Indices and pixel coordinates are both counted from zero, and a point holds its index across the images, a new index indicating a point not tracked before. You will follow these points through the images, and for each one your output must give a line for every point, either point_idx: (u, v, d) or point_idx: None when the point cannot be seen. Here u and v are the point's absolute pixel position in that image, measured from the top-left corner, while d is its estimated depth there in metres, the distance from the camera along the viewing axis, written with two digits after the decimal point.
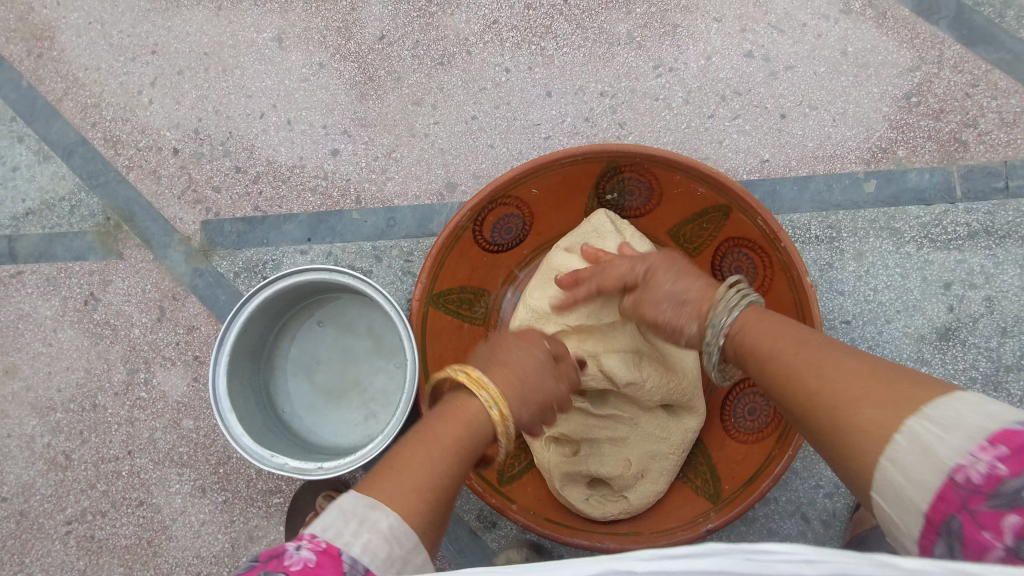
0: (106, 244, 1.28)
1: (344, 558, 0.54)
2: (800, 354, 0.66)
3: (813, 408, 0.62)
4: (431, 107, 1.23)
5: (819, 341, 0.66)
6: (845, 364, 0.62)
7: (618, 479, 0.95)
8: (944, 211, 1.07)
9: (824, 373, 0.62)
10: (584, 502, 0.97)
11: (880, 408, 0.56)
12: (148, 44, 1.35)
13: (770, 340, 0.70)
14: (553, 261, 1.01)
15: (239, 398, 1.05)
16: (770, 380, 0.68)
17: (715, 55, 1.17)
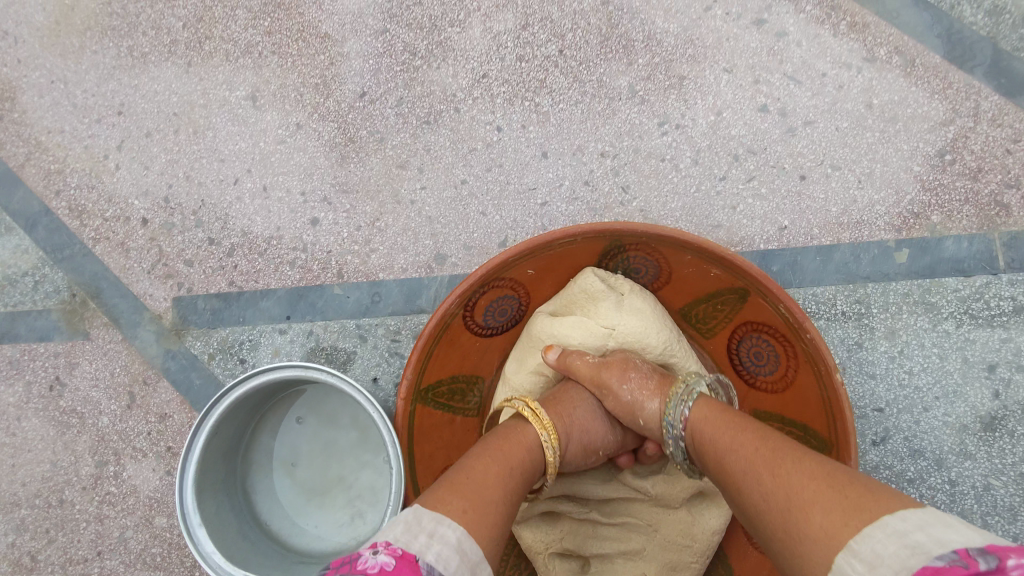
0: (72, 323, 1.19)
1: (421, 565, 0.51)
2: (752, 448, 0.63)
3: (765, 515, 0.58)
4: (417, 171, 1.14)
5: (765, 443, 0.63)
6: (791, 471, 0.58)
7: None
8: (986, 284, 0.97)
9: (768, 484, 0.58)
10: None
11: (828, 515, 0.52)
12: (114, 104, 1.23)
13: (726, 439, 0.67)
14: (535, 327, 0.94)
15: (210, 508, 0.95)
16: (724, 477, 0.66)
17: (726, 110, 1.07)
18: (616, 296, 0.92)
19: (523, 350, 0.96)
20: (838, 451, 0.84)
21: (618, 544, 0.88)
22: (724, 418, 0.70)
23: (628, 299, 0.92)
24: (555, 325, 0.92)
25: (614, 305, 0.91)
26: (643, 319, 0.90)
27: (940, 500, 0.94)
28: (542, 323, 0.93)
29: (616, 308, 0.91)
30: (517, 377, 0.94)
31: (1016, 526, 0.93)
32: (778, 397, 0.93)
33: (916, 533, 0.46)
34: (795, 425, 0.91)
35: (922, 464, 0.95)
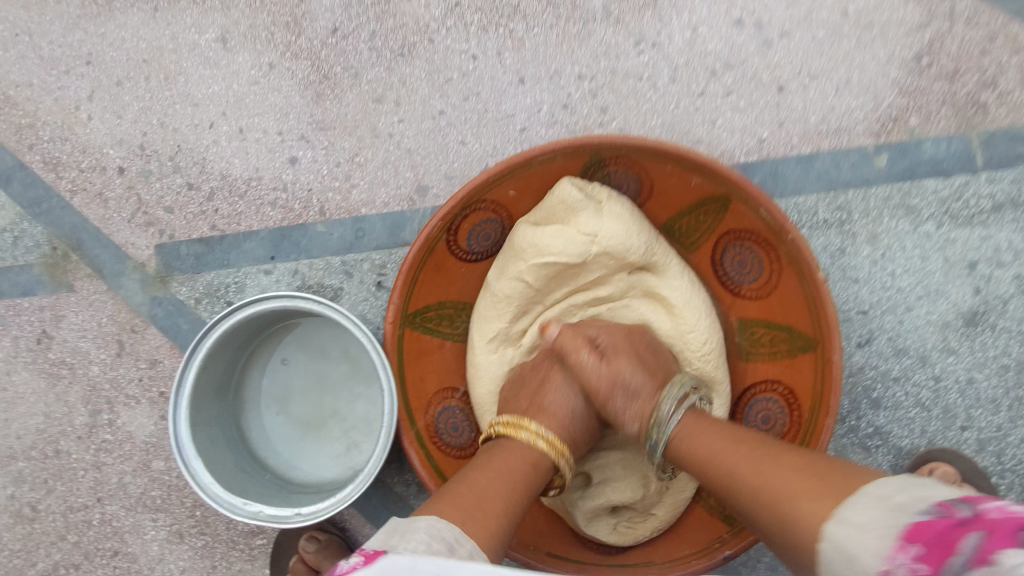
0: (55, 276, 1.18)
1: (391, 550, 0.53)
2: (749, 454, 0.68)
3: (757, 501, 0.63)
4: (394, 104, 1.13)
5: (760, 459, 0.67)
6: (784, 473, 0.62)
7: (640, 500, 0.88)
8: (965, 183, 0.97)
9: (759, 484, 0.64)
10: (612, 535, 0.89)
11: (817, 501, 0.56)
12: (81, 54, 1.21)
13: (722, 453, 0.71)
14: (518, 238, 0.93)
15: (205, 441, 0.95)
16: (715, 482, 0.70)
17: (702, 26, 1.06)
18: (594, 204, 0.92)
19: (501, 261, 0.96)
20: (823, 346, 0.85)
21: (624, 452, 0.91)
22: (704, 427, 0.76)
23: (607, 205, 0.92)
24: (536, 236, 0.91)
25: (593, 213, 0.91)
26: (622, 223, 0.91)
27: (925, 396, 0.95)
28: (522, 232, 0.93)
29: (596, 217, 0.91)
30: (498, 284, 0.94)
31: (1000, 418, 0.95)
32: (762, 304, 0.94)
33: (897, 495, 0.50)
34: (780, 329, 0.92)
35: (907, 362, 0.96)
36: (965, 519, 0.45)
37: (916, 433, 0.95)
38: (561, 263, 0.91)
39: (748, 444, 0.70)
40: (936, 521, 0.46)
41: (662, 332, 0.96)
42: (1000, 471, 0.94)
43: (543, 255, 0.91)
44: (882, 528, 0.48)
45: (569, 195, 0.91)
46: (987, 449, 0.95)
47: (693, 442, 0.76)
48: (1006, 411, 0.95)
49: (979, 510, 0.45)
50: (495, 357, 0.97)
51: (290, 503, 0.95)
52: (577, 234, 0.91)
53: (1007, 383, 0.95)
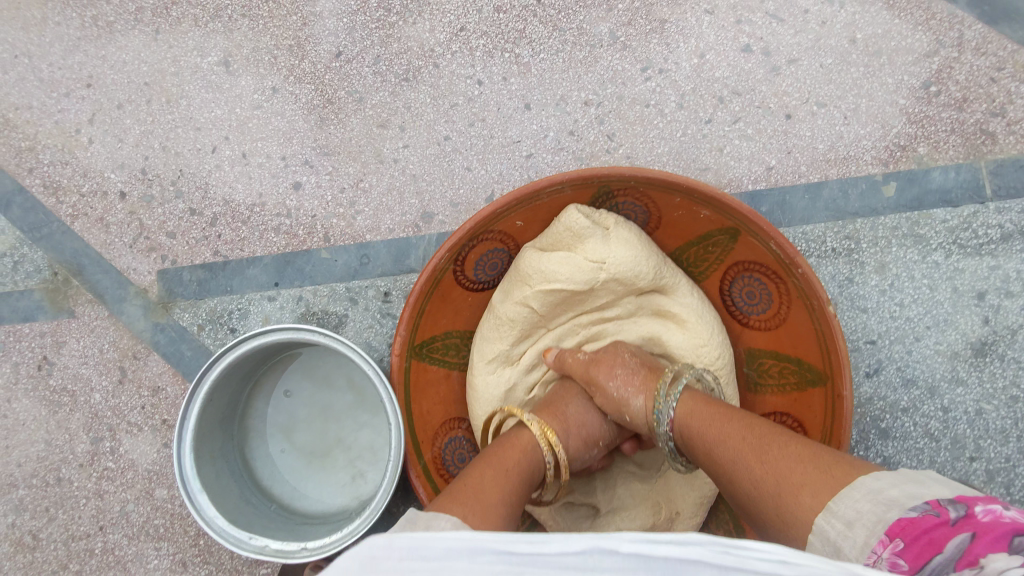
0: (55, 302, 1.17)
1: None
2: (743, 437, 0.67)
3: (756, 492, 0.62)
4: (399, 129, 1.12)
5: (752, 437, 0.67)
6: (782, 463, 0.62)
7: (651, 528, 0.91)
8: (974, 212, 0.97)
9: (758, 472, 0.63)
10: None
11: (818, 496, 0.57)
12: (82, 77, 1.20)
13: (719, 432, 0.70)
14: (523, 264, 0.92)
15: (210, 474, 0.95)
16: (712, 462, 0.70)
17: (709, 52, 1.05)
18: (601, 231, 0.91)
19: (506, 284, 0.95)
20: (833, 381, 0.84)
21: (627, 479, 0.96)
22: (713, 415, 0.73)
23: (614, 231, 0.91)
24: (541, 263, 0.90)
25: (601, 240, 0.90)
26: (630, 249, 0.90)
27: (934, 427, 0.95)
28: (528, 258, 0.92)
29: (603, 243, 0.91)
30: (503, 308, 0.93)
31: (1009, 449, 0.94)
32: (771, 335, 0.93)
33: (892, 489, 0.52)
34: (789, 362, 0.91)
35: (915, 393, 0.96)
36: (952, 521, 0.48)
37: (925, 464, 0.95)
38: (568, 289, 0.91)
39: (748, 426, 0.68)
40: (920, 520, 0.49)
41: (672, 344, 0.94)
42: (1009, 503, 0.94)
43: (549, 282, 0.91)
44: (870, 521, 0.51)
45: (576, 223, 0.90)
46: (996, 480, 0.94)
47: (694, 424, 0.74)
48: (1014, 441, 0.94)
49: (969, 511, 0.48)
50: (494, 378, 0.94)
51: (296, 536, 0.95)
52: (584, 261, 0.90)
53: (1015, 413, 0.95)
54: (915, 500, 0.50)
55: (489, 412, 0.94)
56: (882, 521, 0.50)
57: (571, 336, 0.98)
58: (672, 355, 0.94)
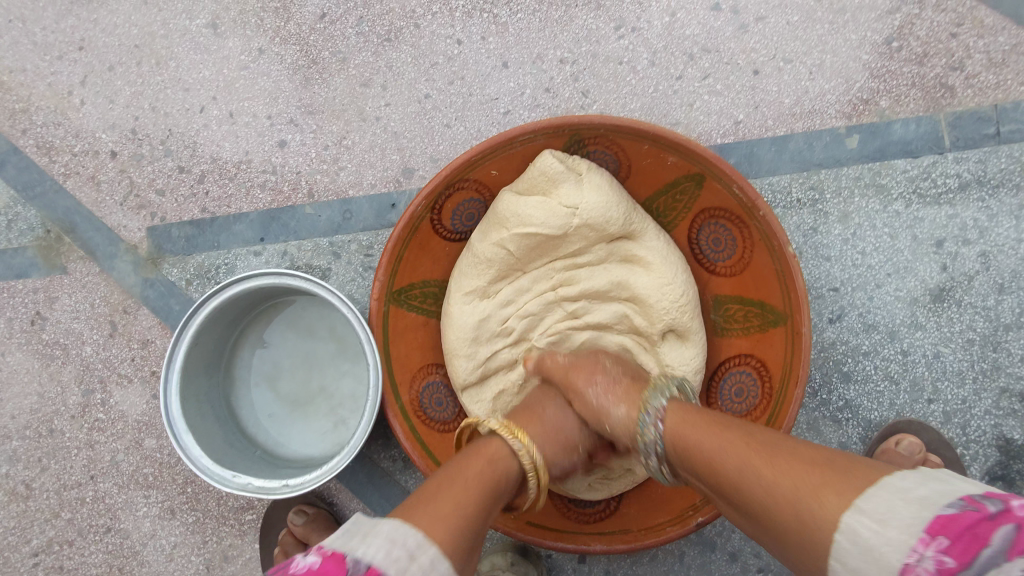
0: (49, 258, 1.21)
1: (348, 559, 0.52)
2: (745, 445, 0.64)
3: (770, 505, 0.59)
4: (380, 88, 1.15)
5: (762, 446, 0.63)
6: (792, 465, 0.59)
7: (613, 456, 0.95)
8: (933, 163, 1.01)
9: (768, 479, 0.60)
10: (587, 492, 0.92)
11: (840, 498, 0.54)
12: (74, 40, 1.23)
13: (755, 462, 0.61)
14: (501, 205, 0.96)
15: (196, 417, 0.98)
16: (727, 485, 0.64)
17: (680, 11, 1.09)
18: (574, 176, 0.95)
19: (484, 226, 0.98)
20: (793, 320, 0.88)
21: None
22: (708, 420, 0.71)
23: (587, 176, 0.95)
24: (517, 206, 0.94)
25: (574, 186, 0.94)
26: (602, 194, 0.94)
27: (893, 369, 0.99)
28: (506, 201, 0.96)
29: (576, 189, 0.94)
30: (481, 246, 0.97)
31: (964, 390, 0.98)
32: (736, 281, 0.97)
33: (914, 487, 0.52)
34: (753, 305, 0.95)
35: (876, 337, 0.99)
36: (993, 515, 0.48)
37: (885, 406, 0.99)
38: (542, 233, 0.94)
39: (749, 440, 0.65)
40: (962, 515, 0.48)
41: (639, 286, 0.97)
42: (964, 442, 0.98)
43: (525, 225, 0.94)
44: (906, 521, 0.50)
45: (550, 166, 0.94)
46: (953, 421, 0.98)
47: (687, 436, 0.70)
48: (970, 383, 0.98)
49: (1006, 507, 0.48)
50: (469, 308, 0.99)
51: (278, 476, 0.98)
52: (558, 205, 0.94)
53: (972, 356, 0.98)
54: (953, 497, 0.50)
55: (460, 339, 0.98)
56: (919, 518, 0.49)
57: (544, 280, 1.00)
58: (640, 297, 0.97)
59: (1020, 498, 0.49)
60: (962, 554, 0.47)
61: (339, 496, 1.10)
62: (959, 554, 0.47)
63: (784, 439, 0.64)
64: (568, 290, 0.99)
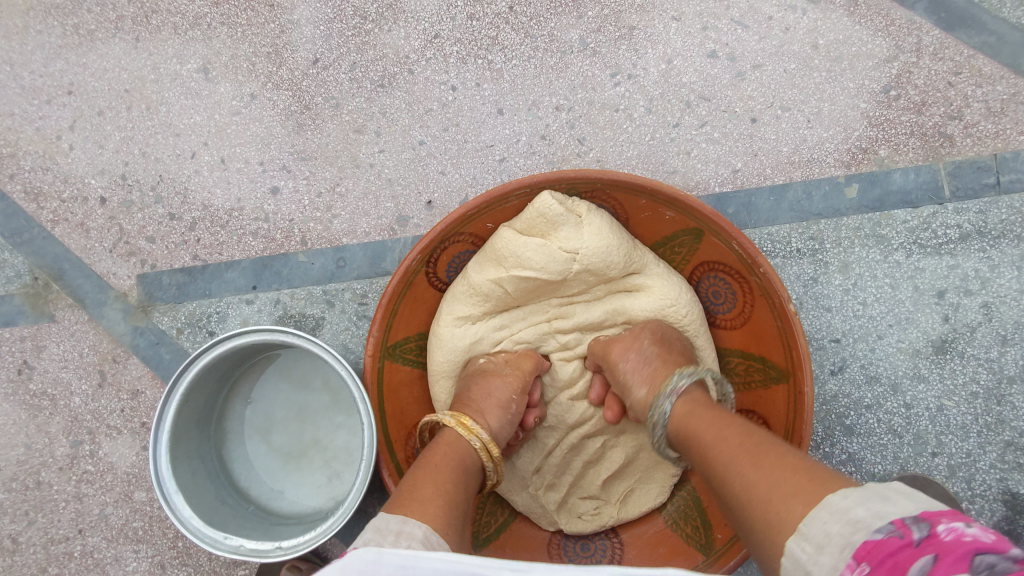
0: (36, 306, 1.18)
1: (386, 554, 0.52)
2: (741, 445, 0.68)
3: (744, 502, 0.63)
4: (374, 135, 1.14)
5: (754, 447, 0.67)
6: (771, 472, 0.62)
7: (608, 503, 0.96)
8: (933, 212, 1.00)
9: (749, 478, 0.64)
10: (578, 524, 0.95)
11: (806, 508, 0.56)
12: (64, 84, 1.22)
13: (742, 460, 0.66)
14: (499, 242, 0.91)
15: (186, 476, 0.96)
16: (710, 469, 0.70)
17: (676, 58, 1.08)
18: (574, 218, 0.91)
19: (480, 259, 0.94)
20: (795, 376, 0.86)
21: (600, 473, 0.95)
22: (715, 417, 0.75)
23: (586, 219, 0.91)
24: (513, 245, 0.90)
25: (573, 228, 0.91)
26: (603, 238, 0.90)
27: (898, 423, 0.97)
28: (504, 238, 0.91)
29: (575, 231, 0.91)
30: (477, 284, 0.94)
31: (970, 444, 0.96)
32: (738, 333, 0.96)
33: (859, 509, 0.52)
34: (755, 358, 0.94)
35: (878, 390, 0.98)
36: (917, 542, 0.46)
37: (889, 459, 0.97)
38: (541, 277, 0.92)
39: (746, 437, 0.69)
40: (886, 543, 0.48)
41: (636, 310, 0.95)
42: (970, 497, 0.96)
43: (524, 268, 0.91)
44: (837, 544, 0.51)
45: (548, 209, 0.89)
46: (958, 476, 0.96)
47: (700, 429, 0.75)
48: (975, 437, 0.97)
49: (932, 531, 0.46)
50: (460, 331, 0.96)
51: (271, 536, 0.96)
52: (558, 249, 0.91)
53: (976, 409, 0.97)
54: (880, 522, 0.50)
55: (450, 360, 0.96)
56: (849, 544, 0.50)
57: (539, 313, 0.98)
58: (639, 324, 0.95)
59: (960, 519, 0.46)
60: None
61: (334, 550, 1.08)
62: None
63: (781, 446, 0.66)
64: (562, 323, 0.97)
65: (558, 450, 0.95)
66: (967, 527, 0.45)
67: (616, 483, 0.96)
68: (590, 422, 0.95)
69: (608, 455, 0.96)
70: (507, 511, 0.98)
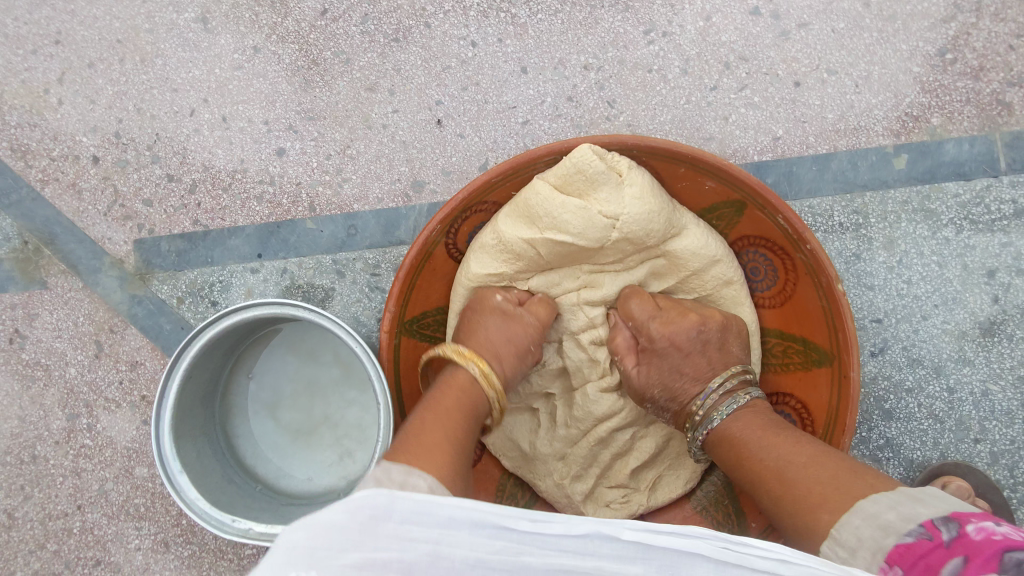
0: (26, 271, 1.11)
1: None
2: (786, 447, 0.67)
3: (785, 504, 0.62)
4: (388, 93, 1.06)
5: (799, 451, 0.66)
6: (815, 475, 0.61)
7: (637, 491, 0.91)
8: (987, 187, 0.94)
9: (792, 478, 0.63)
10: (606, 513, 0.90)
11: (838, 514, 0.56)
12: (50, 33, 1.13)
13: (784, 455, 0.66)
14: (533, 201, 0.83)
15: (190, 454, 0.90)
16: (745, 470, 0.69)
17: (715, 15, 1.00)
18: (615, 176, 0.82)
19: (513, 217, 0.85)
20: (840, 360, 0.81)
21: (629, 462, 0.89)
22: (759, 416, 0.74)
23: (628, 179, 0.82)
24: (549, 207, 0.82)
25: (613, 190, 0.82)
26: (646, 203, 0.82)
27: (939, 408, 0.93)
28: (541, 196, 0.82)
29: (615, 193, 0.82)
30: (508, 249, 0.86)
31: (1014, 431, 0.92)
32: (777, 313, 0.90)
33: (889, 514, 0.51)
34: (794, 341, 0.88)
35: (921, 373, 0.93)
36: (946, 543, 0.46)
37: (929, 446, 0.93)
38: (577, 244, 0.83)
39: (788, 438, 0.68)
40: (918, 545, 0.48)
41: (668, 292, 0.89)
42: (1013, 485, 0.92)
43: (561, 232, 0.83)
44: (869, 548, 0.51)
45: (588, 164, 0.81)
46: (1000, 463, 0.92)
47: (743, 428, 0.72)
48: (1021, 424, 0.92)
49: (958, 531, 0.46)
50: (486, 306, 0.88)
51: (281, 518, 0.91)
52: (598, 215, 0.82)
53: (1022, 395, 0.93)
54: (911, 524, 0.49)
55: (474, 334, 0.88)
56: (880, 547, 0.50)
57: (570, 279, 0.89)
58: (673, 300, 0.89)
59: (990, 520, 0.46)
60: None
61: None
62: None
63: (823, 450, 0.65)
64: (592, 295, 0.88)
65: (584, 441, 0.88)
66: (997, 527, 0.44)
67: (645, 471, 0.91)
68: (620, 414, 0.87)
69: (637, 443, 0.90)
70: (528, 494, 0.94)
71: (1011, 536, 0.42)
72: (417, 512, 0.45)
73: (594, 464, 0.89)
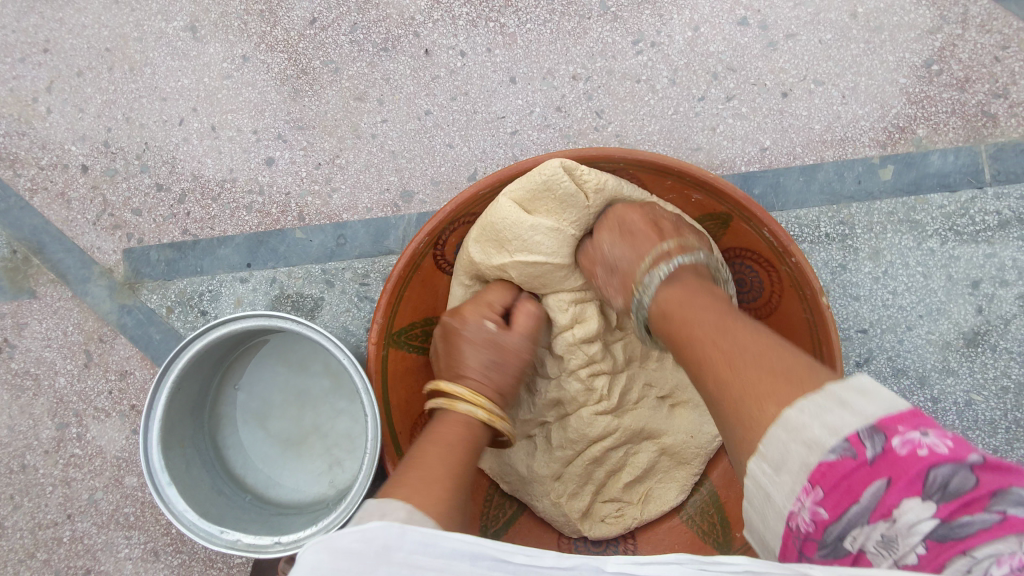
0: (15, 281, 1.11)
1: None
2: (731, 340, 0.57)
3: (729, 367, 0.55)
4: (377, 103, 1.06)
5: (750, 343, 0.56)
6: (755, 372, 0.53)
7: (631, 506, 0.92)
8: (972, 198, 0.94)
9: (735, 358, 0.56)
10: (601, 527, 0.90)
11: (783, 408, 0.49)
12: (38, 41, 1.12)
13: (719, 346, 0.58)
14: (504, 223, 0.83)
15: (179, 465, 0.91)
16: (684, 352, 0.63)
17: (703, 25, 1.01)
18: (582, 199, 0.84)
19: (480, 242, 0.86)
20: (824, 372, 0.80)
21: (623, 477, 0.91)
22: (709, 305, 0.64)
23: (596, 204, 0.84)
24: (519, 230, 0.83)
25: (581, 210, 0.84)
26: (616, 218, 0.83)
27: None
28: (509, 218, 0.83)
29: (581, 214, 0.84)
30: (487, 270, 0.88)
31: (997, 441, 0.93)
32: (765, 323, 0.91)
33: (812, 424, 0.46)
34: None
35: (905, 383, 0.94)
36: (871, 463, 0.44)
37: None
38: (550, 263, 0.85)
39: (743, 331, 0.58)
40: (839, 464, 0.45)
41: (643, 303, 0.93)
42: None
43: (531, 252, 0.84)
44: (794, 464, 0.47)
45: (558, 183, 0.81)
46: None
47: (689, 312, 0.64)
48: (1003, 433, 0.93)
49: (885, 447, 0.43)
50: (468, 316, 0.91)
51: (269, 530, 0.90)
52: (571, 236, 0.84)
53: (1005, 405, 0.93)
54: (835, 439, 0.45)
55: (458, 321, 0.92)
56: (803, 466, 0.46)
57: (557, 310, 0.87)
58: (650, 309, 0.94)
59: (913, 424, 0.44)
60: (835, 505, 0.45)
61: None
62: (833, 505, 0.45)
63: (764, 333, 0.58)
64: (583, 331, 0.86)
65: (579, 460, 0.88)
66: (920, 437, 0.43)
67: (637, 484, 0.92)
68: (613, 435, 0.87)
69: (630, 459, 0.91)
70: (515, 504, 0.94)
71: (936, 451, 0.42)
72: (426, 543, 0.45)
73: (588, 482, 0.90)
